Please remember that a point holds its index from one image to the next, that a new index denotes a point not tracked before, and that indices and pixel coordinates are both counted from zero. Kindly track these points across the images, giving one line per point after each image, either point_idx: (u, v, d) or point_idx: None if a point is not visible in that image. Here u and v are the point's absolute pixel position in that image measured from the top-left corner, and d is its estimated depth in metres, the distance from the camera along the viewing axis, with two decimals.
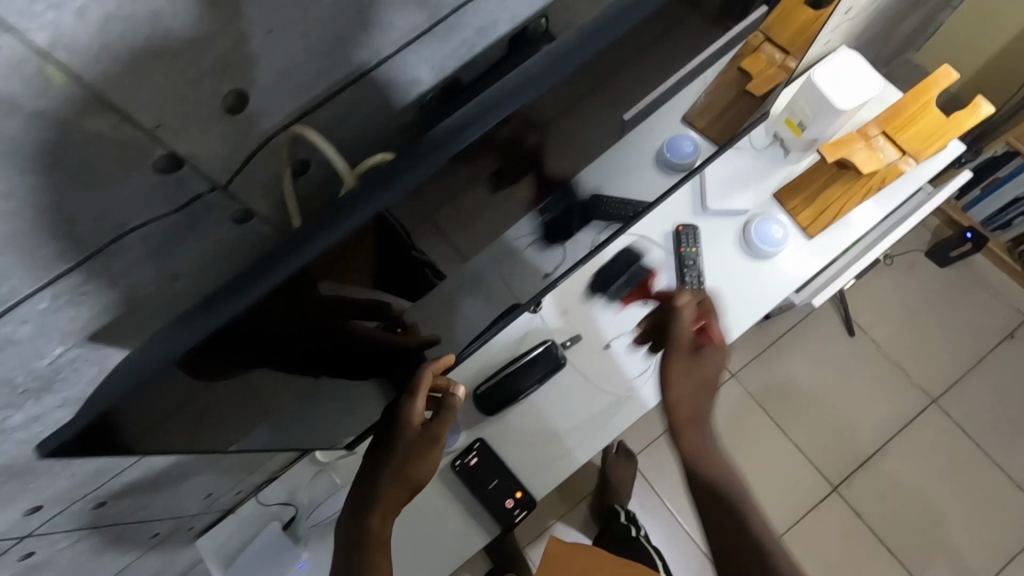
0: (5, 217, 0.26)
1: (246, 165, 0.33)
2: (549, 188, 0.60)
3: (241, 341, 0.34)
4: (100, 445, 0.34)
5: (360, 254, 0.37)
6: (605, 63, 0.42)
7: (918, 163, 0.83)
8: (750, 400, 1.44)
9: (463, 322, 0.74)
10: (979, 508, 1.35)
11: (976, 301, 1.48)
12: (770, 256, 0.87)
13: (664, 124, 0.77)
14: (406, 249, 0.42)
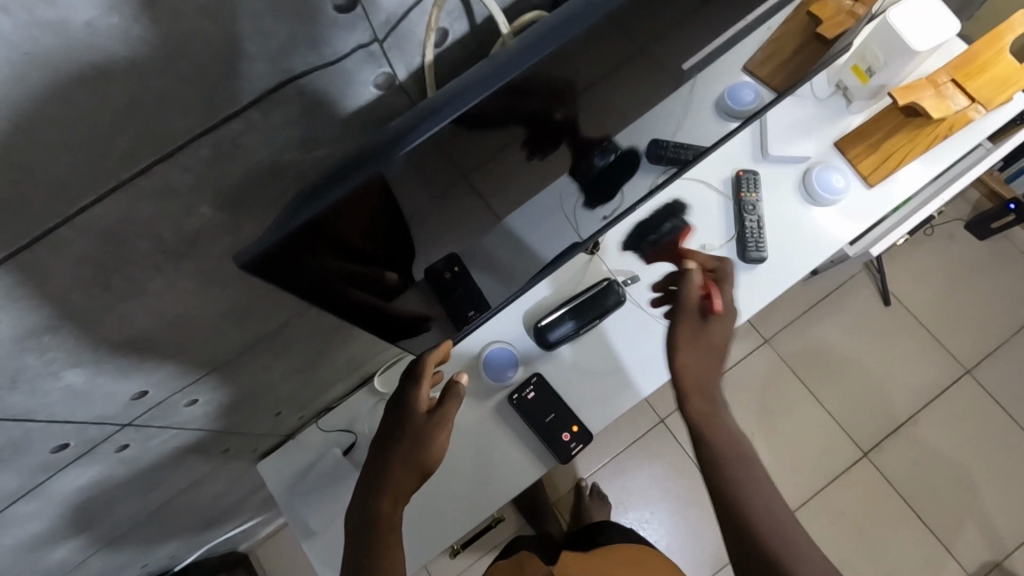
0: (209, 36, 0.29)
1: (401, 23, 0.37)
2: (634, 107, 0.61)
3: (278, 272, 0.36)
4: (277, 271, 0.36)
5: (395, 195, 0.38)
6: None
7: (988, 111, 0.83)
8: (782, 364, 1.46)
9: (529, 251, 0.75)
10: (1010, 476, 1.36)
11: (1015, 273, 1.48)
12: (830, 204, 0.87)
13: (729, 66, 0.78)
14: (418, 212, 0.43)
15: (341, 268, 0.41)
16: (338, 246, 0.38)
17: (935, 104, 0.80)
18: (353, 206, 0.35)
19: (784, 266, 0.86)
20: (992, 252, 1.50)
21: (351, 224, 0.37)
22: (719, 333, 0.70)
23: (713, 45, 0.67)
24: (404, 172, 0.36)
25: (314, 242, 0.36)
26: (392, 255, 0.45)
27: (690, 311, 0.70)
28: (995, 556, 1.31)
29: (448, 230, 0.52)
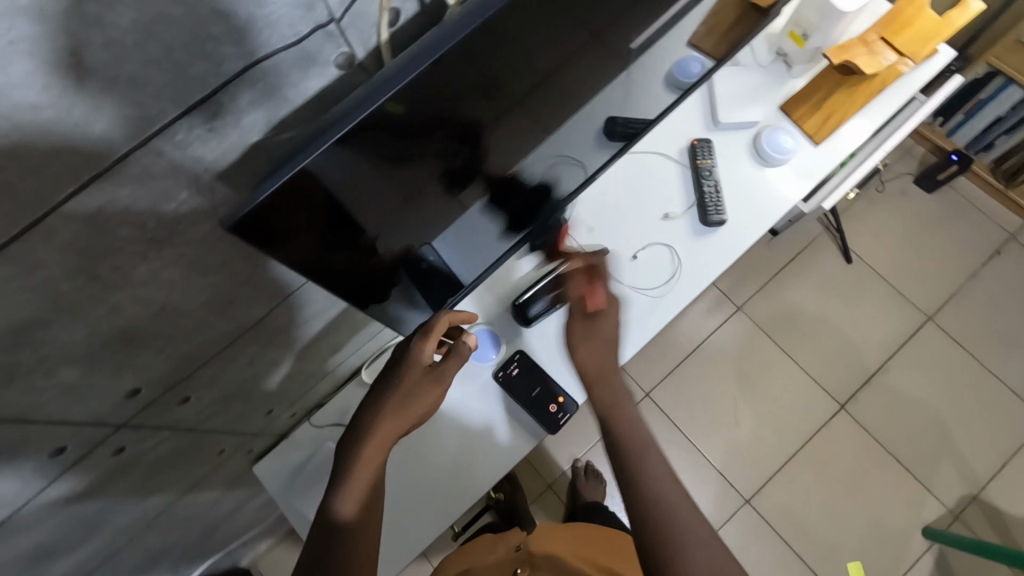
0: (174, 24, 0.32)
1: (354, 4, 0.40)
2: (586, 80, 0.65)
3: (272, 223, 0.39)
4: (266, 225, 0.39)
5: (345, 174, 0.41)
6: None
7: (916, 64, 0.88)
8: (757, 328, 1.51)
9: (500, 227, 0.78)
10: (977, 412, 1.43)
11: (965, 220, 1.55)
12: (781, 163, 0.92)
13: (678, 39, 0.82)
14: (370, 198, 0.46)
15: (300, 244, 0.43)
16: (306, 213, 0.41)
17: (863, 62, 0.86)
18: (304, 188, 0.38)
19: (745, 225, 0.90)
20: (943, 202, 1.57)
21: (301, 206, 0.40)
22: (606, 327, 0.82)
23: (656, 24, 0.71)
24: (372, 133, 0.39)
25: (310, 190, 0.39)
26: (353, 237, 0.48)
27: (578, 312, 0.83)
28: (971, 489, 1.38)
29: (420, 209, 0.55)
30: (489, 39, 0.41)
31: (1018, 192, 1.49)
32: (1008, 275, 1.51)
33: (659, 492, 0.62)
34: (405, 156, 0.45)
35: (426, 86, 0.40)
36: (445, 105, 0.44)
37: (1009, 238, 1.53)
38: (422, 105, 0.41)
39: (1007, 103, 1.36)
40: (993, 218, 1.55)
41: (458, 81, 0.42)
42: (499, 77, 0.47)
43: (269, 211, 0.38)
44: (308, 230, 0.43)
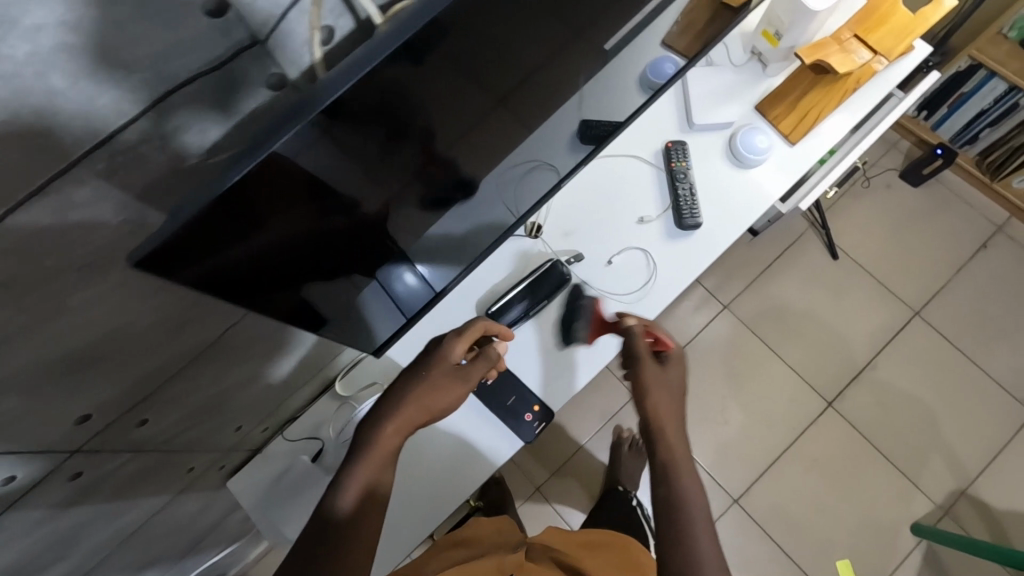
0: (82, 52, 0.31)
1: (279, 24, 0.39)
2: (550, 90, 0.64)
3: (188, 251, 0.37)
4: (182, 254, 0.36)
5: (272, 197, 0.39)
6: None
7: (890, 61, 0.87)
8: (743, 327, 1.50)
9: (467, 234, 0.76)
10: (965, 407, 1.42)
11: (951, 214, 1.54)
12: (755, 164, 0.91)
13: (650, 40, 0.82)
14: (301, 219, 0.44)
15: (225, 269, 0.41)
16: (226, 240, 0.39)
17: (836, 60, 0.85)
18: (230, 213, 0.37)
19: (720, 228, 0.90)
20: (929, 196, 1.56)
21: (223, 234, 0.38)
22: (673, 371, 0.74)
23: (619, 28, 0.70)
24: (300, 153, 0.38)
25: (231, 215, 0.37)
26: (286, 259, 0.47)
27: (645, 357, 0.75)
28: (960, 484, 1.37)
29: (363, 227, 0.53)
30: (423, 53, 0.39)
31: (1004, 184, 1.48)
32: (996, 268, 1.50)
33: (696, 557, 0.56)
34: (341, 175, 0.44)
35: (354, 107, 0.38)
36: (382, 124, 0.42)
37: (995, 230, 1.52)
38: (354, 126, 0.40)
39: (991, 96, 1.35)
40: (980, 210, 1.54)
41: (391, 100, 0.41)
42: (442, 92, 0.45)
43: (187, 237, 0.36)
44: (233, 255, 0.41)
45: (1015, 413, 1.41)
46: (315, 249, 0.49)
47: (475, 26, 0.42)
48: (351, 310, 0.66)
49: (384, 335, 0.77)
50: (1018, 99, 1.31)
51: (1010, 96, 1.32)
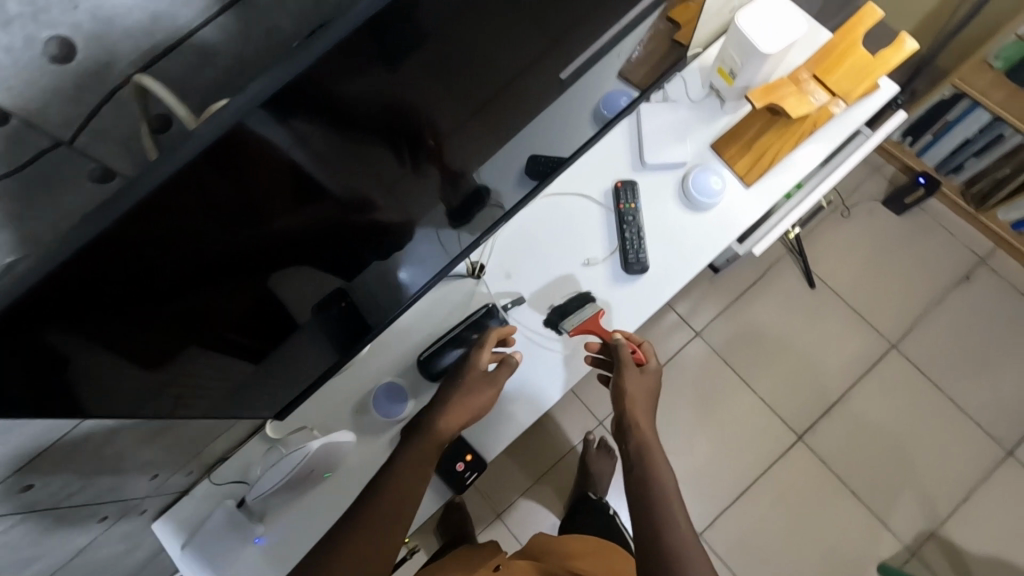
0: None
1: None
2: (468, 136, 0.62)
3: (73, 294, 0.37)
4: (62, 299, 0.37)
5: (162, 236, 0.40)
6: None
7: (848, 104, 0.83)
8: (714, 355, 1.47)
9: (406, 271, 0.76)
10: (939, 444, 1.38)
11: (933, 244, 1.50)
12: (708, 206, 0.87)
13: (595, 76, 0.79)
14: (208, 263, 0.45)
15: (123, 315, 0.41)
16: (118, 284, 0.39)
17: (790, 102, 0.81)
18: (200, 188, 0.39)
19: (668, 272, 0.86)
20: (911, 224, 1.51)
21: (171, 230, 0.40)
22: (652, 379, 0.79)
23: (545, 76, 0.67)
24: (185, 188, 0.38)
25: (116, 256, 0.38)
26: (195, 304, 0.47)
27: (630, 364, 0.78)
28: (930, 524, 1.34)
29: (286, 270, 0.54)
30: (308, 92, 0.40)
31: (988, 215, 1.44)
32: (977, 302, 1.46)
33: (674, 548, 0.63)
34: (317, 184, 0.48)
35: (329, 97, 0.42)
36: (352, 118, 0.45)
37: (979, 261, 1.48)
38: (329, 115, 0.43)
39: (974, 126, 1.31)
40: (963, 240, 1.49)
41: (363, 97, 0.45)
42: (339, 137, 0.46)
43: (68, 280, 0.36)
44: (129, 300, 0.41)
45: (990, 453, 1.37)
46: (232, 293, 0.49)
47: (361, 66, 0.42)
48: (291, 345, 0.66)
49: (318, 371, 0.76)
50: (1001, 130, 1.26)
51: (993, 127, 1.27)
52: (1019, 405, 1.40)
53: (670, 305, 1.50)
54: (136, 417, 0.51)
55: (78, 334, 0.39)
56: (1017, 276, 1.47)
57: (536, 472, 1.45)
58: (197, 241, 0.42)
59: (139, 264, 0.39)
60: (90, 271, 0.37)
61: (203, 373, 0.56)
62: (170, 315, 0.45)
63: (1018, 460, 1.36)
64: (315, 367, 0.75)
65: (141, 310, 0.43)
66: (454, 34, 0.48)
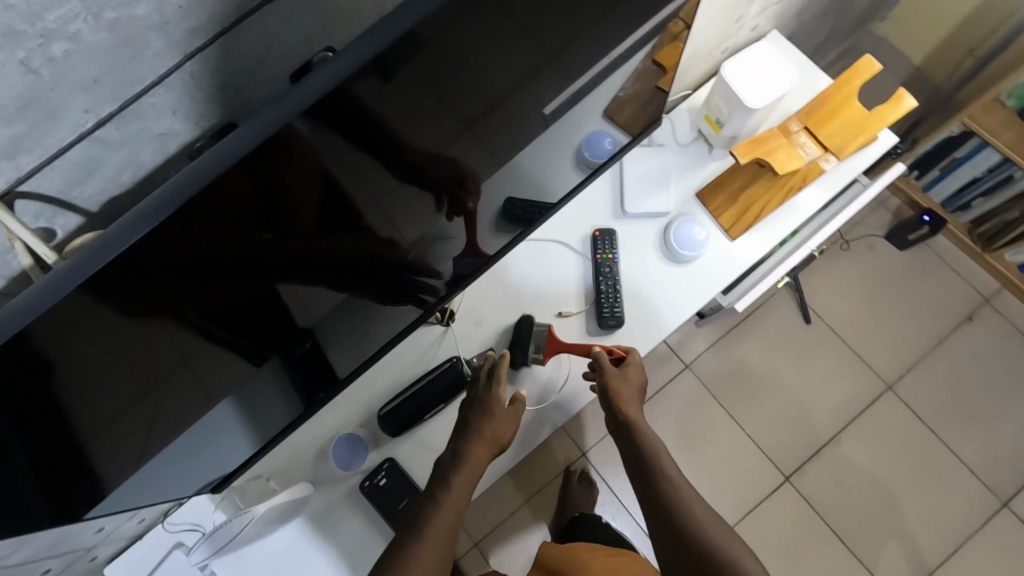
0: None
1: None
2: (442, 189, 0.57)
3: (119, 281, 0.36)
4: (110, 287, 0.36)
5: (204, 237, 0.38)
6: (416, 67, 0.41)
7: (839, 160, 0.80)
8: (704, 389, 1.43)
9: (376, 323, 0.70)
10: (931, 491, 1.34)
11: (936, 282, 1.44)
12: (690, 259, 0.83)
13: (574, 124, 0.74)
14: (245, 266, 0.43)
15: (166, 309, 0.40)
16: (166, 274, 0.38)
17: (777, 157, 0.77)
18: (238, 192, 0.37)
19: (643, 329, 0.82)
20: (913, 260, 1.46)
21: (217, 229, 0.38)
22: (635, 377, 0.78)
23: (512, 136, 0.63)
24: (234, 186, 0.37)
25: (165, 246, 0.36)
26: (228, 307, 0.46)
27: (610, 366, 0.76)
28: (918, 574, 1.30)
29: (305, 288, 0.52)
30: (337, 108, 0.38)
31: (994, 255, 1.38)
32: (980, 343, 1.41)
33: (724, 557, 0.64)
34: (345, 207, 0.47)
35: (353, 114, 0.40)
36: (366, 147, 0.43)
37: (983, 302, 1.43)
38: (344, 141, 0.41)
39: (983, 165, 1.25)
40: (967, 279, 1.44)
41: (387, 116, 0.43)
42: (348, 163, 0.43)
43: (116, 267, 0.35)
44: (172, 293, 0.40)
45: (985, 502, 1.33)
46: (259, 299, 0.48)
47: (376, 93, 0.40)
48: (297, 367, 0.64)
49: (282, 423, 0.71)
50: (1012, 172, 1.20)
51: (1003, 168, 1.21)
52: (1016, 452, 1.35)
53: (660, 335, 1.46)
54: (154, 425, 0.50)
55: (102, 315, 0.37)
56: (1022, 319, 1.42)
57: (517, 500, 1.41)
58: (226, 244, 0.40)
59: (165, 256, 0.37)
60: (126, 256, 0.35)
61: (224, 383, 0.55)
62: (202, 316, 0.44)
63: (1013, 511, 1.32)
64: (284, 414, 0.70)
65: (174, 301, 0.41)
66: (446, 84, 0.45)
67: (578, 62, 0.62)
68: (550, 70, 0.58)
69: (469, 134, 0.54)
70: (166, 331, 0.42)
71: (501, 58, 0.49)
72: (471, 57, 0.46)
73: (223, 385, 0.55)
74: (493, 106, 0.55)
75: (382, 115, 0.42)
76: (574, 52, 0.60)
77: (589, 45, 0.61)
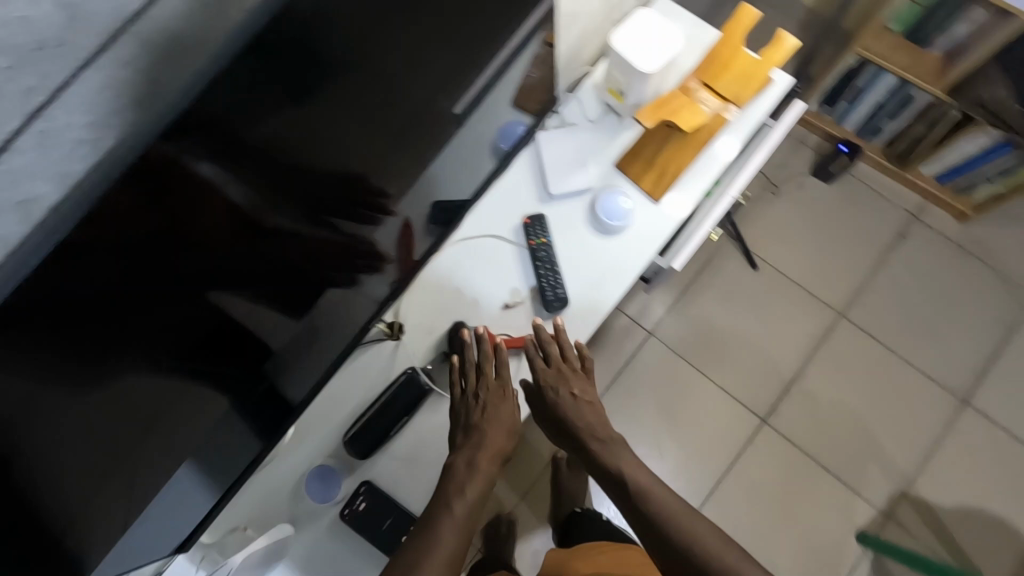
0: None
1: None
2: (358, 196, 0.57)
3: (23, 335, 0.34)
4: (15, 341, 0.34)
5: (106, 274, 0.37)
6: (283, 70, 0.41)
7: (740, 108, 0.83)
8: (671, 352, 1.46)
9: (323, 345, 0.68)
10: (897, 404, 1.40)
11: (865, 207, 1.51)
12: (620, 229, 0.85)
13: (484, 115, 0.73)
14: (160, 301, 0.42)
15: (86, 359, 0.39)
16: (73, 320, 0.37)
17: (681, 114, 0.79)
18: (128, 219, 0.37)
19: (589, 306, 0.84)
20: (841, 192, 1.52)
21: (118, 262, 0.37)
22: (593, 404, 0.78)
23: (420, 143, 0.63)
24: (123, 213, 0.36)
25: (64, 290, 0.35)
26: (156, 348, 0.44)
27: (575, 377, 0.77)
28: (901, 486, 1.36)
29: (234, 318, 0.51)
30: (209, 118, 0.38)
31: (913, 172, 1.46)
32: (915, 257, 1.48)
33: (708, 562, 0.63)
34: (256, 227, 0.46)
35: (230, 125, 0.40)
36: (255, 156, 0.43)
37: (911, 218, 1.50)
38: (228, 152, 0.41)
39: (885, 90, 1.31)
40: (893, 200, 1.51)
41: (267, 123, 0.42)
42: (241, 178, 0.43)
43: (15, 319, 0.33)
44: (87, 339, 0.38)
45: (948, 406, 1.39)
46: (189, 335, 0.47)
47: (246, 99, 0.40)
48: (255, 407, 0.62)
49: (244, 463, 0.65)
50: (910, 91, 1.27)
51: (903, 90, 1.28)
52: (966, 352, 1.42)
53: (618, 308, 1.49)
54: (112, 497, 0.47)
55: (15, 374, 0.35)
56: (949, 226, 1.49)
57: (513, 497, 1.42)
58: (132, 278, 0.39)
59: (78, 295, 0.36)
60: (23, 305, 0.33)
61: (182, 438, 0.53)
62: (130, 361, 0.43)
63: (975, 408, 1.39)
64: (240, 459, 0.64)
65: (93, 349, 0.39)
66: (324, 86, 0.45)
67: (467, 58, 0.62)
68: (442, 67, 0.59)
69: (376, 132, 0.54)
70: (101, 385, 0.41)
71: (379, 64, 0.50)
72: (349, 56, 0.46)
73: (190, 435, 0.54)
74: (386, 113, 0.54)
75: (259, 123, 0.42)
76: (460, 48, 0.60)
77: (473, 40, 0.61)
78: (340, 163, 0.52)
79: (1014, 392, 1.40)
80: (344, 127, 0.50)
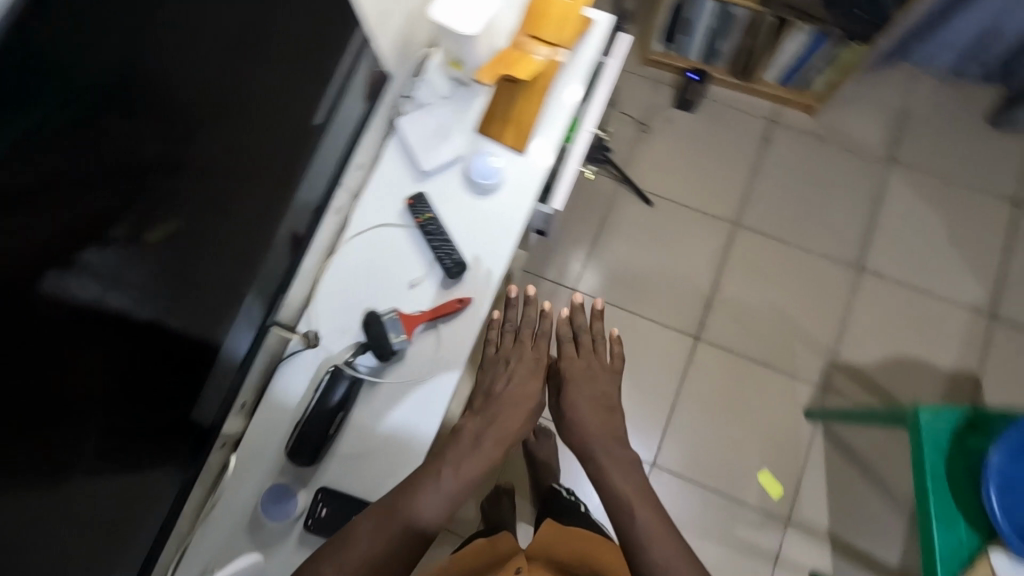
0: None
1: None
2: (196, 201, 0.56)
3: None
4: None
5: None
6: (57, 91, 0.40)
7: (569, 50, 0.90)
8: (597, 301, 1.53)
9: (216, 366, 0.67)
10: (805, 288, 1.53)
11: (729, 124, 1.64)
12: (496, 185, 0.90)
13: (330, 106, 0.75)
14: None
15: None
16: None
17: (516, 65, 0.86)
18: None
19: (487, 262, 0.88)
20: (705, 116, 1.65)
21: None
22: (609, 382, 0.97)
23: (262, 142, 0.63)
24: None
25: None
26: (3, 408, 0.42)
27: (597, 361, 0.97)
28: (829, 359, 1.48)
29: (92, 352, 0.49)
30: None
31: (758, 82, 1.61)
32: (782, 155, 1.62)
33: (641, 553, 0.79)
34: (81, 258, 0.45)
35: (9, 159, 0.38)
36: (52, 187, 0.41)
37: (770, 123, 1.64)
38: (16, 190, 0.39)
39: (708, 17, 1.45)
40: (750, 111, 1.65)
41: (57, 149, 0.41)
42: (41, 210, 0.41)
43: None
44: None
45: (848, 277, 1.53)
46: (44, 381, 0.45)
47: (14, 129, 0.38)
48: (151, 443, 0.60)
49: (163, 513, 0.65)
50: (731, 11, 1.40)
51: (721, 12, 1.42)
52: (849, 226, 1.57)
53: (539, 278, 1.55)
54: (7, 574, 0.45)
55: None
56: (803, 121, 1.65)
57: (491, 481, 1.44)
58: None
59: None
60: None
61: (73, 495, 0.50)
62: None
63: (870, 272, 1.53)
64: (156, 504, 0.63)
65: None
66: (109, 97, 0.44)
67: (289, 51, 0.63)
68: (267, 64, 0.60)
69: (221, 119, 0.56)
70: None
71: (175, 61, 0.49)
72: (171, 46, 0.48)
73: (91, 486, 0.52)
74: (205, 112, 0.54)
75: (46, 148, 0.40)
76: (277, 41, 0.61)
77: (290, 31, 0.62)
78: (198, 155, 0.54)
79: (898, 247, 1.55)
80: (185, 120, 0.51)
